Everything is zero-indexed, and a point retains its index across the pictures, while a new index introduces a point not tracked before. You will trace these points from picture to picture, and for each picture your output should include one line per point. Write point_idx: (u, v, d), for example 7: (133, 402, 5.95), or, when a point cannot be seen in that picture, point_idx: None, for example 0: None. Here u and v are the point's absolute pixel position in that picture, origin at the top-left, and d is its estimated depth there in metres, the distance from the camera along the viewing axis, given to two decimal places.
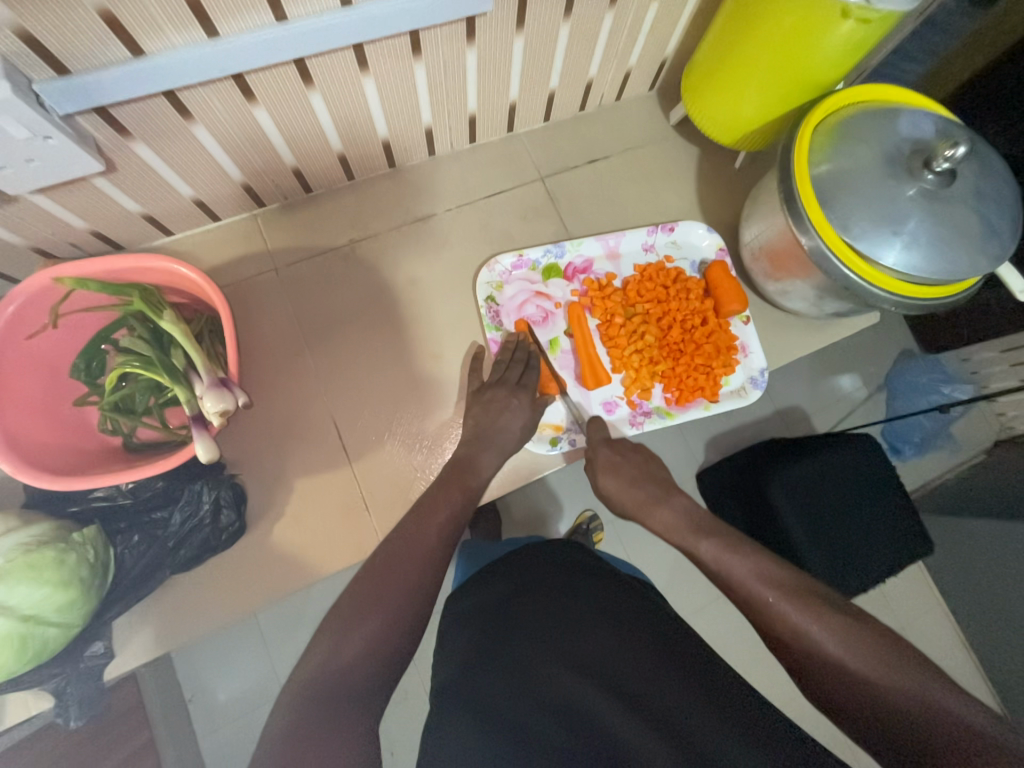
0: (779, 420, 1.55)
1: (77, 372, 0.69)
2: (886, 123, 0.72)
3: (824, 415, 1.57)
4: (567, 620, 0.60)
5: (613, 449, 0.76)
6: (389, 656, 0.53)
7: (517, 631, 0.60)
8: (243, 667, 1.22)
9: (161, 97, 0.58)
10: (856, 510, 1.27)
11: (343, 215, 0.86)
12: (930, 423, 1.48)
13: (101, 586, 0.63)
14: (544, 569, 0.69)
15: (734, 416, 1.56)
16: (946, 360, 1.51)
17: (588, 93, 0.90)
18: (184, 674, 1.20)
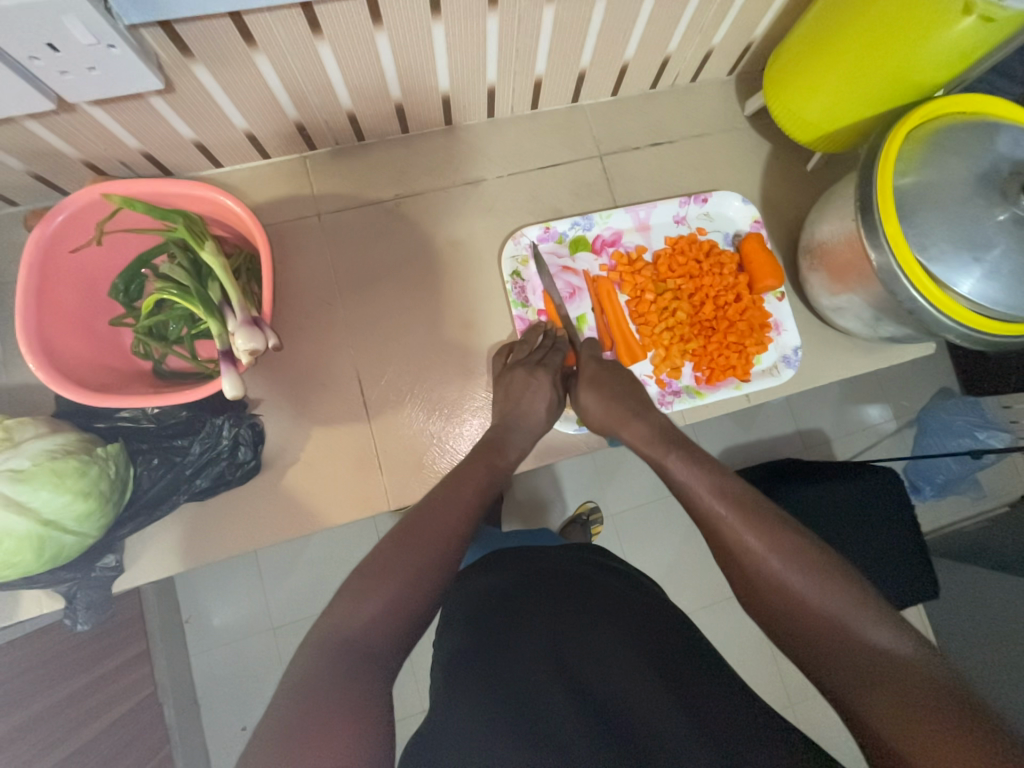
0: (803, 442, 1.51)
1: (115, 293, 0.70)
2: (986, 138, 0.66)
3: (845, 442, 1.52)
4: (580, 601, 0.66)
5: (600, 363, 0.76)
6: (412, 619, 0.54)
7: (533, 604, 0.66)
8: (238, 599, 1.27)
9: (225, 18, 0.55)
10: (866, 547, 1.24)
11: (392, 166, 0.84)
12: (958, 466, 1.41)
13: (118, 502, 0.65)
14: (563, 564, 0.75)
15: (754, 429, 1.52)
16: (986, 405, 1.41)
17: (663, 69, 0.85)
18: (184, 597, 1.26)
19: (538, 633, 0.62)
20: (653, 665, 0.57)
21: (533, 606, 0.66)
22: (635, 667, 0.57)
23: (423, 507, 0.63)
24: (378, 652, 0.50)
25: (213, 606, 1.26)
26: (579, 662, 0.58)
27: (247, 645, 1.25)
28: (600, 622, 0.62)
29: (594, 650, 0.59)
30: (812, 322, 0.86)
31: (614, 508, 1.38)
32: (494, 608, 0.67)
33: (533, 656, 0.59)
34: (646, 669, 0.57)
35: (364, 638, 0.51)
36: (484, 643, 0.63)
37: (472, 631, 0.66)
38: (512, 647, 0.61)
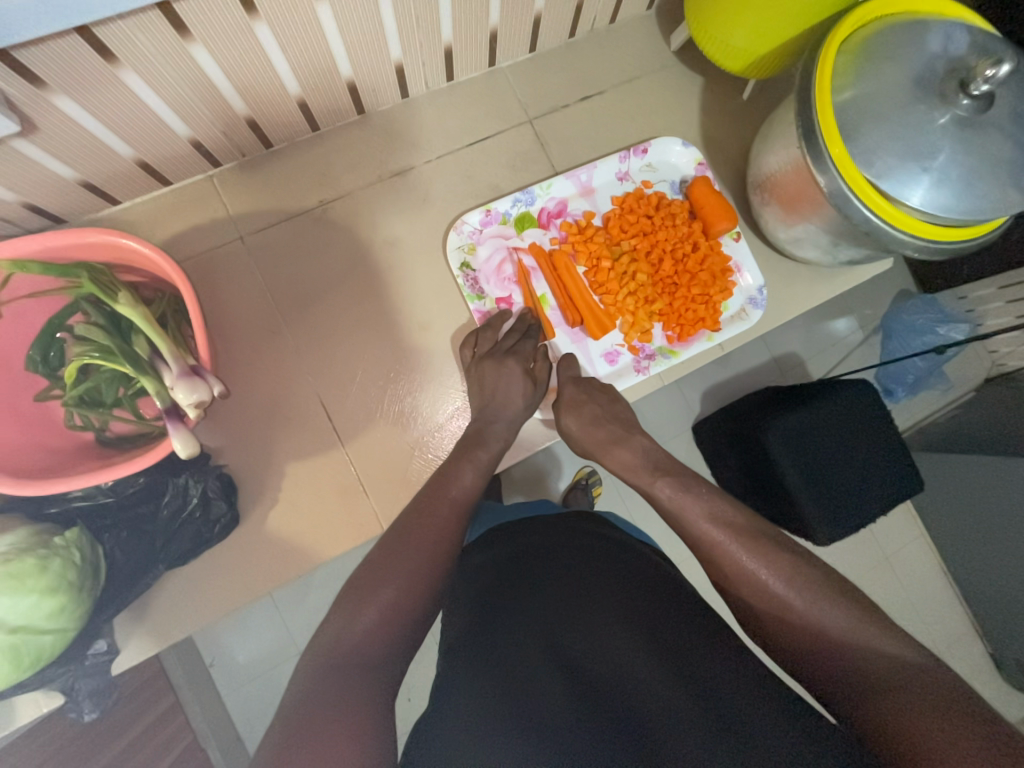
0: (775, 368, 1.53)
1: (33, 364, 0.63)
2: (918, 38, 0.63)
3: (819, 360, 1.54)
4: (576, 560, 0.60)
5: (578, 383, 0.74)
6: (405, 624, 0.52)
7: (521, 572, 0.61)
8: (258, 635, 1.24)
9: (74, 35, 0.48)
10: (848, 456, 1.27)
11: (311, 169, 0.77)
12: (923, 363, 1.43)
13: (93, 586, 0.61)
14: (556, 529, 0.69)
15: (730, 367, 1.53)
16: (942, 300, 1.45)
17: (579, 15, 0.79)
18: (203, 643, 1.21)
19: (521, 607, 0.55)
20: (650, 635, 0.50)
21: (519, 584, 0.59)
22: (628, 631, 0.51)
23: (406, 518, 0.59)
24: (369, 659, 0.48)
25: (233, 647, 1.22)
26: (569, 634, 0.51)
27: (275, 675, 1.21)
28: (593, 587, 0.56)
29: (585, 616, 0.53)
30: (772, 258, 0.85)
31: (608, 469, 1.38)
32: (486, 583, 0.62)
33: (519, 624, 0.54)
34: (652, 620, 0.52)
35: (346, 647, 0.48)
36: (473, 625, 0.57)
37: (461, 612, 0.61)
38: (494, 629, 0.54)
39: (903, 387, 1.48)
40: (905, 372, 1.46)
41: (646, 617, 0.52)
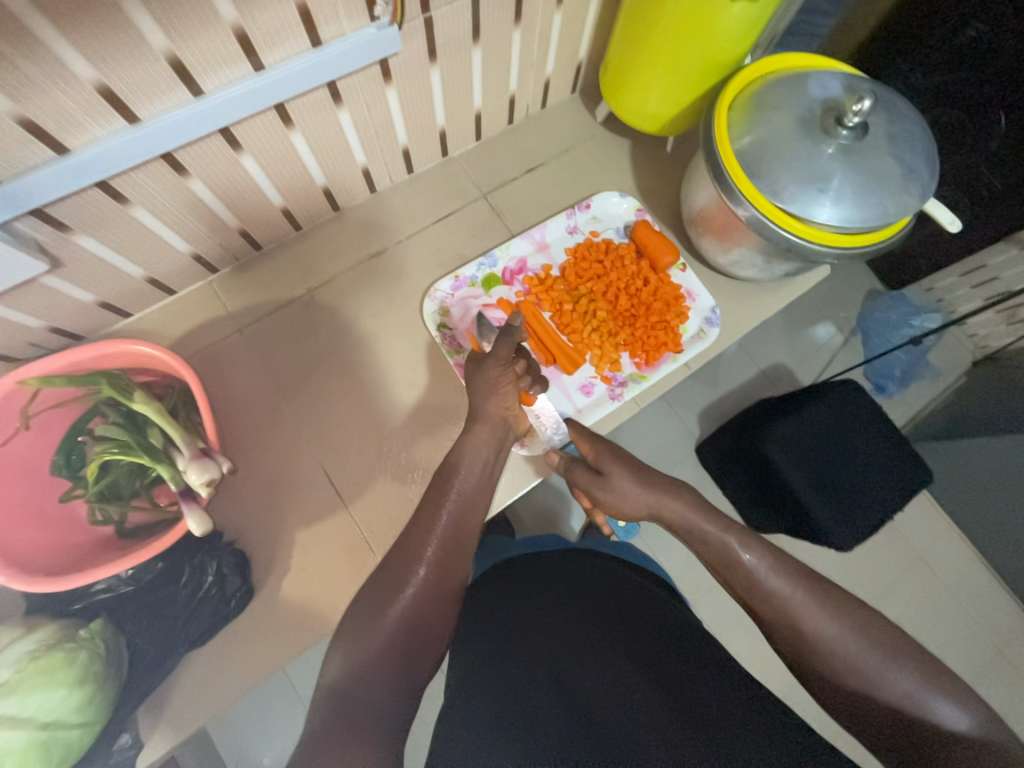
0: (765, 379, 1.55)
1: (58, 468, 0.69)
2: (795, 89, 0.75)
3: (807, 365, 1.56)
4: (579, 597, 0.69)
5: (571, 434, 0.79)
6: (405, 650, 0.57)
7: (529, 605, 0.69)
8: (283, 725, 1.18)
9: (94, 189, 0.59)
10: (848, 458, 1.28)
11: (297, 264, 0.87)
12: (907, 355, 1.47)
13: (116, 676, 0.63)
14: (555, 571, 0.76)
15: (718, 384, 1.58)
16: (910, 294, 1.51)
17: (513, 106, 0.92)
18: (222, 743, 1.17)
19: (529, 644, 0.62)
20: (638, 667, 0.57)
21: (525, 623, 0.66)
22: (619, 665, 0.58)
23: (412, 558, 0.62)
24: (365, 688, 0.54)
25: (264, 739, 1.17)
26: (572, 668, 0.58)
27: None
28: (590, 628, 0.63)
29: (582, 652, 0.60)
30: (719, 281, 0.93)
31: None
32: (496, 617, 0.69)
33: (530, 658, 0.61)
34: (644, 644, 0.61)
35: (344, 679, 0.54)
36: (485, 652, 0.64)
37: (471, 642, 0.68)
38: (506, 666, 0.61)
39: (892, 381, 1.50)
40: (892, 366, 1.49)
41: (636, 655, 0.59)
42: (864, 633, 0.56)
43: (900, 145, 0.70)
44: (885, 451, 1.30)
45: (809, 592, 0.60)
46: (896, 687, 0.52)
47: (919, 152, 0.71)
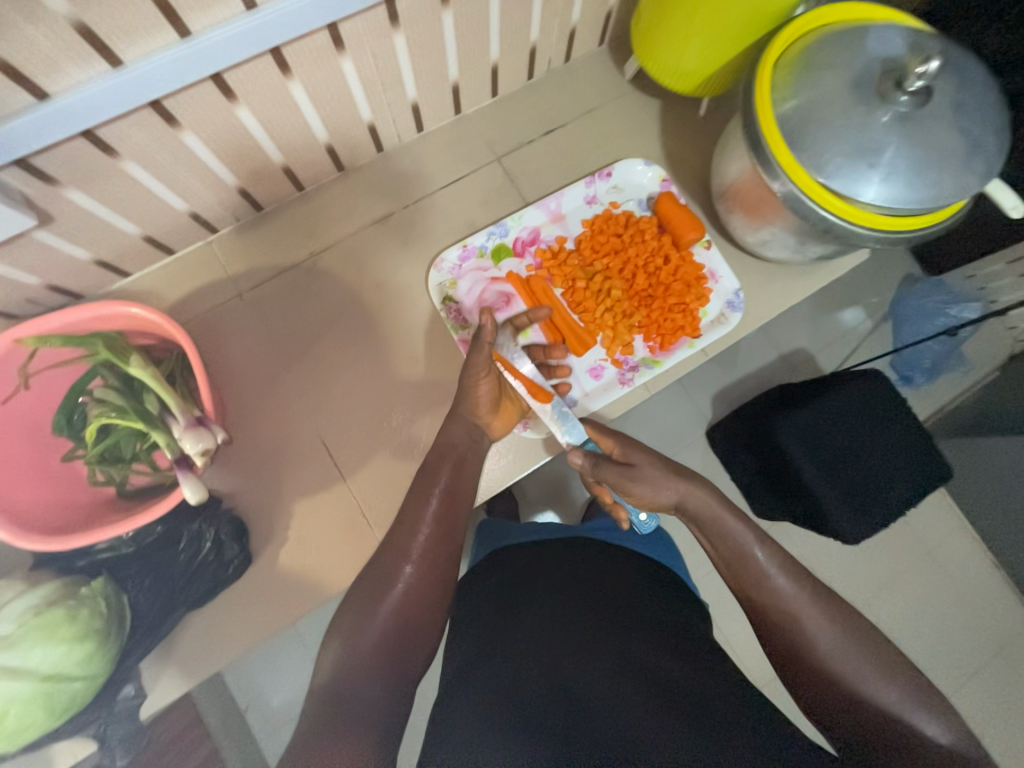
0: (783, 365, 1.50)
1: (59, 428, 0.69)
2: (852, 44, 0.66)
3: (829, 353, 1.50)
4: (572, 583, 0.69)
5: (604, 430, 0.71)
6: (396, 637, 0.57)
7: (523, 591, 0.69)
8: (291, 674, 1.23)
9: (80, 139, 0.56)
10: (866, 453, 1.23)
11: (299, 227, 0.83)
12: (939, 346, 1.39)
13: (118, 633, 0.64)
14: (552, 558, 0.75)
15: (738, 366, 1.51)
16: (951, 280, 1.41)
17: (534, 59, 0.85)
18: (237, 687, 1.22)
19: (523, 632, 0.62)
20: (631, 661, 0.57)
21: (519, 612, 0.65)
22: (612, 658, 0.57)
23: (400, 557, 0.61)
24: (356, 676, 0.54)
25: (272, 687, 1.22)
26: (563, 659, 0.57)
27: None
28: (585, 617, 0.62)
29: (576, 642, 0.59)
30: (746, 261, 0.86)
31: None
32: (491, 601, 0.69)
33: (523, 646, 0.60)
34: (635, 635, 0.61)
35: (334, 671, 0.54)
36: (478, 636, 0.65)
37: (466, 626, 0.68)
38: (497, 655, 0.60)
39: (920, 372, 1.43)
40: (921, 356, 1.42)
41: (629, 649, 0.59)
42: (858, 646, 0.54)
43: (966, 114, 0.62)
44: (907, 446, 1.24)
45: (812, 598, 0.57)
46: (886, 701, 0.51)
47: (988, 124, 0.63)
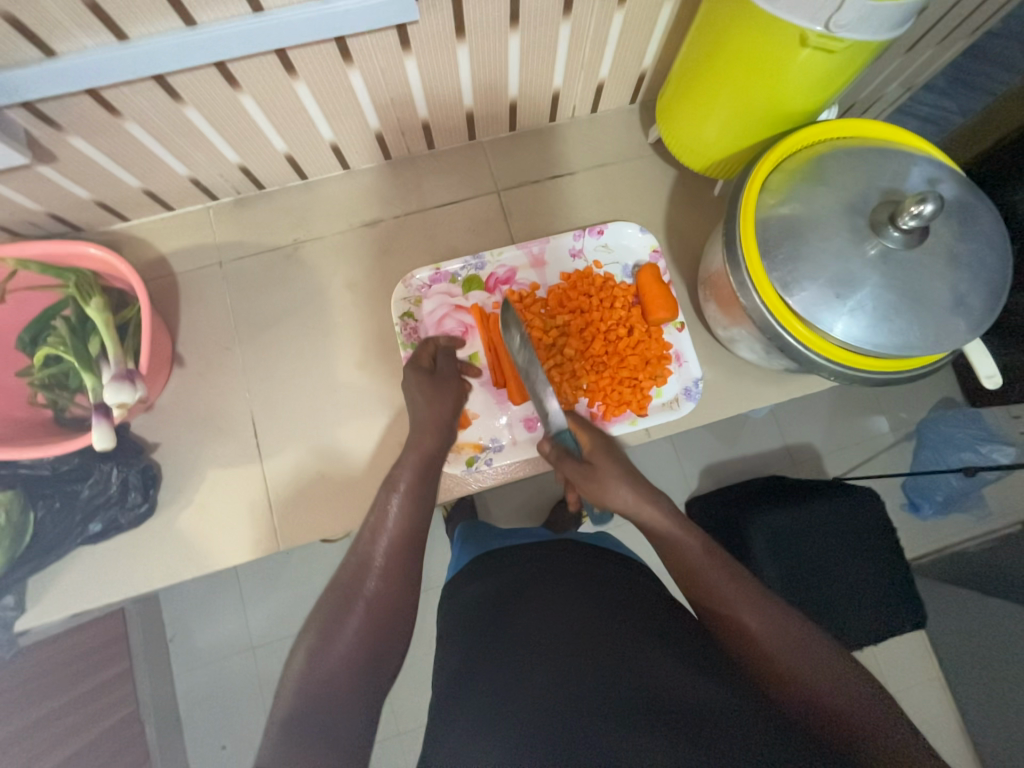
0: (786, 456, 1.39)
1: (21, 344, 0.74)
2: (861, 166, 0.62)
3: (837, 458, 1.38)
4: (555, 582, 0.65)
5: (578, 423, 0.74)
6: (375, 643, 0.56)
7: (517, 592, 0.66)
8: (217, 619, 1.25)
9: (86, 97, 0.60)
10: (843, 573, 1.14)
11: (293, 212, 0.86)
12: (958, 481, 1.26)
13: (11, 546, 0.69)
14: (543, 554, 0.72)
15: (736, 445, 1.41)
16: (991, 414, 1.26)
17: (556, 103, 0.85)
18: (169, 616, 1.24)
19: (515, 631, 0.59)
20: (619, 656, 0.53)
21: (507, 615, 0.62)
22: (602, 655, 0.53)
23: (363, 569, 0.61)
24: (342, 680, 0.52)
25: (197, 626, 1.25)
26: (549, 664, 0.54)
27: (220, 668, 1.23)
28: (568, 616, 0.59)
29: (558, 641, 0.56)
30: (717, 352, 0.83)
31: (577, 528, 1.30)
32: (469, 607, 0.67)
33: (514, 647, 0.57)
34: (623, 637, 0.55)
35: (324, 669, 0.53)
36: (473, 640, 0.62)
37: (446, 642, 0.66)
38: (496, 654, 0.58)
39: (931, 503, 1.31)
40: (935, 487, 1.30)
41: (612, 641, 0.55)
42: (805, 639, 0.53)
43: (958, 269, 0.58)
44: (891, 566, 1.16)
45: None
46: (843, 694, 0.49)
47: (980, 283, 0.58)
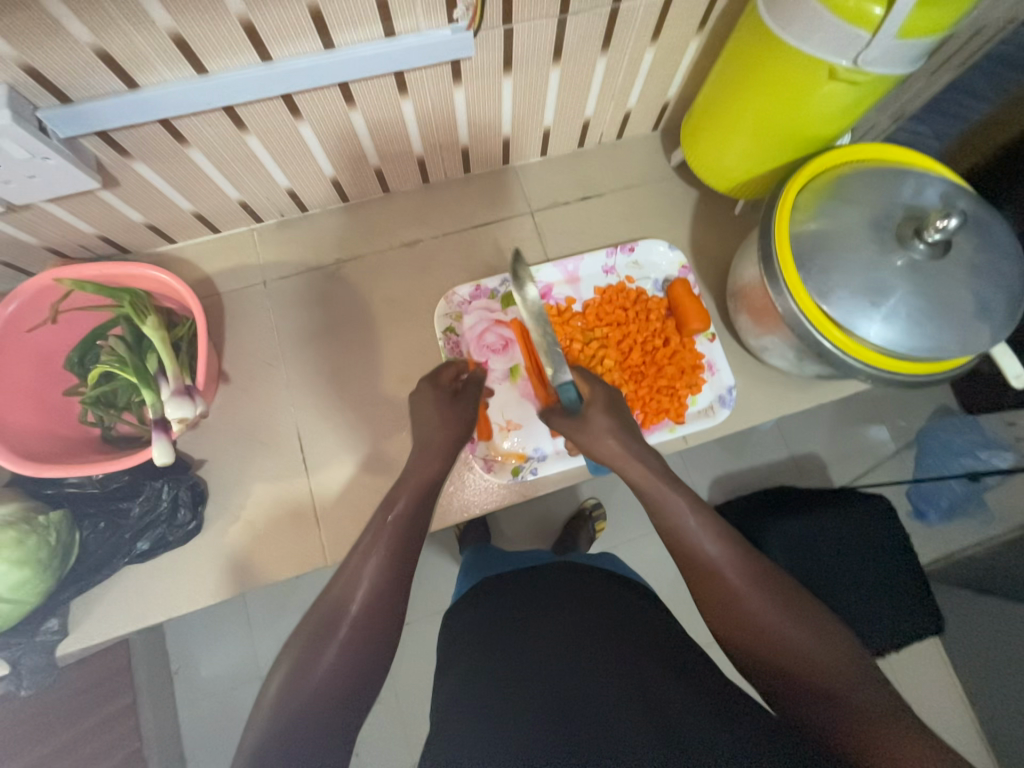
0: (792, 467, 1.42)
1: (70, 364, 0.74)
2: (883, 185, 0.67)
3: (844, 466, 1.44)
4: (558, 597, 0.66)
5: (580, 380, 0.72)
6: (365, 657, 0.53)
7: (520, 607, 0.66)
8: (225, 649, 1.20)
9: (157, 125, 0.63)
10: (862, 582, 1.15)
11: (333, 233, 0.89)
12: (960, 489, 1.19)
13: (59, 567, 0.68)
14: (542, 573, 0.73)
15: (745, 456, 1.44)
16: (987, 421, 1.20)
17: (586, 130, 0.90)
18: (173, 647, 1.20)
19: (518, 643, 0.60)
20: (618, 674, 0.55)
21: (512, 628, 0.63)
22: (600, 674, 0.55)
23: (351, 585, 0.56)
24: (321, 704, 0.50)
25: (207, 656, 1.20)
26: (548, 679, 0.55)
27: (230, 700, 1.18)
28: (574, 630, 0.60)
29: (560, 655, 0.57)
30: (746, 361, 0.86)
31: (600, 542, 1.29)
32: (474, 625, 0.66)
33: (517, 660, 0.58)
34: (623, 654, 0.57)
35: (304, 692, 0.50)
36: (472, 653, 0.62)
37: (448, 659, 0.65)
38: (497, 667, 0.58)
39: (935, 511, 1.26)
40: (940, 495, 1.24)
41: (614, 660, 0.56)
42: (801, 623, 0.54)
43: (980, 276, 0.62)
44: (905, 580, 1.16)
45: None
46: (836, 675, 0.50)
47: (1001, 290, 0.63)
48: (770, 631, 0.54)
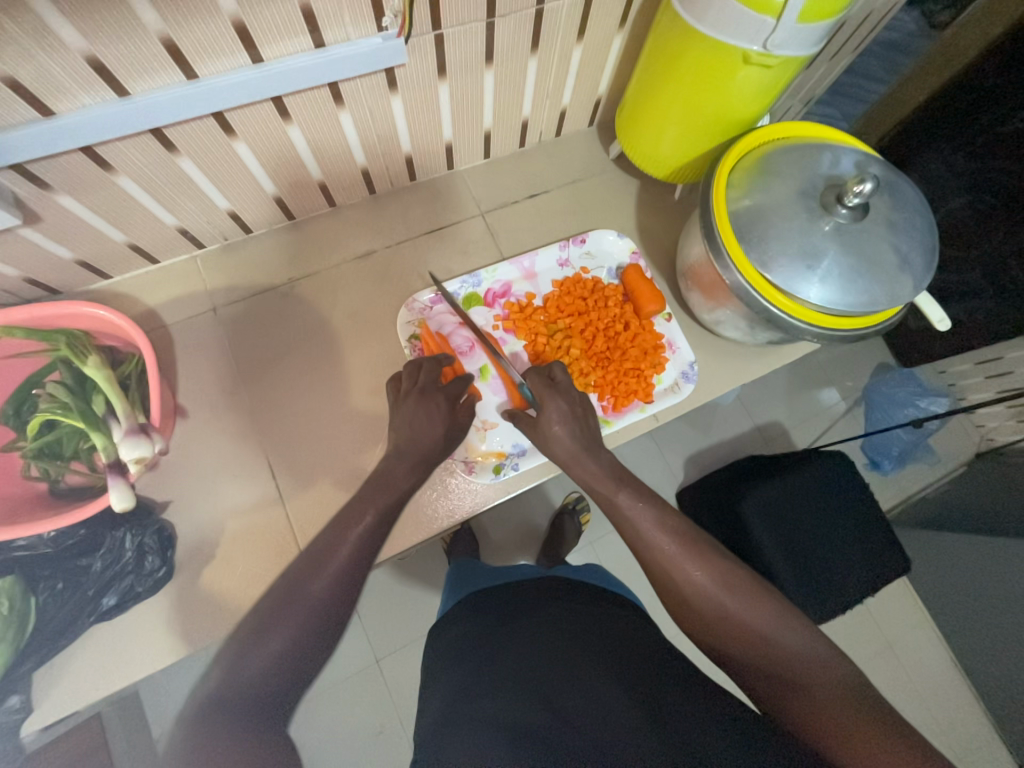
0: (758, 435, 1.46)
1: (4, 417, 0.69)
2: (803, 159, 0.73)
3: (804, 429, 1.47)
4: (544, 617, 0.66)
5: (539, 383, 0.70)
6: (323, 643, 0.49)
7: (507, 628, 0.65)
8: None
9: (79, 153, 0.59)
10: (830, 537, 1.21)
11: (283, 251, 0.87)
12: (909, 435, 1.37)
13: (13, 638, 0.63)
14: (526, 593, 0.73)
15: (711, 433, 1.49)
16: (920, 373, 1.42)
17: (525, 130, 0.92)
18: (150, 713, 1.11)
19: (509, 660, 0.59)
20: (614, 681, 0.54)
21: (500, 648, 0.62)
22: (596, 681, 0.55)
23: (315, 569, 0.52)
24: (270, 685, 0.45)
25: None
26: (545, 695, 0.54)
27: None
28: (564, 644, 0.60)
29: (552, 670, 0.57)
30: (703, 336, 0.91)
31: (589, 532, 1.31)
32: (458, 650, 0.65)
33: (508, 677, 0.57)
34: (618, 663, 0.57)
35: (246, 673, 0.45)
36: (460, 674, 0.61)
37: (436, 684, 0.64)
38: (488, 686, 0.57)
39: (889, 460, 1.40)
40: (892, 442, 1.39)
41: (609, 668, 0.56)
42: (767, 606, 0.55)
43: (898, 232, 0.68)
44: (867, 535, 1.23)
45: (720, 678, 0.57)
46: (795, 654, 0.51)
47: (917, 242, 0.69)
48: (739, 622, 0.54)
